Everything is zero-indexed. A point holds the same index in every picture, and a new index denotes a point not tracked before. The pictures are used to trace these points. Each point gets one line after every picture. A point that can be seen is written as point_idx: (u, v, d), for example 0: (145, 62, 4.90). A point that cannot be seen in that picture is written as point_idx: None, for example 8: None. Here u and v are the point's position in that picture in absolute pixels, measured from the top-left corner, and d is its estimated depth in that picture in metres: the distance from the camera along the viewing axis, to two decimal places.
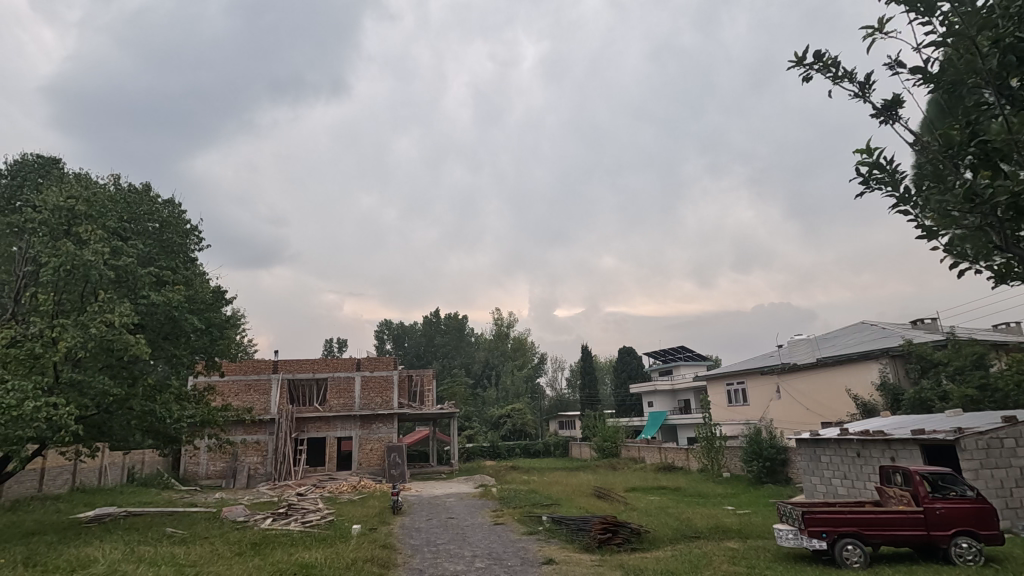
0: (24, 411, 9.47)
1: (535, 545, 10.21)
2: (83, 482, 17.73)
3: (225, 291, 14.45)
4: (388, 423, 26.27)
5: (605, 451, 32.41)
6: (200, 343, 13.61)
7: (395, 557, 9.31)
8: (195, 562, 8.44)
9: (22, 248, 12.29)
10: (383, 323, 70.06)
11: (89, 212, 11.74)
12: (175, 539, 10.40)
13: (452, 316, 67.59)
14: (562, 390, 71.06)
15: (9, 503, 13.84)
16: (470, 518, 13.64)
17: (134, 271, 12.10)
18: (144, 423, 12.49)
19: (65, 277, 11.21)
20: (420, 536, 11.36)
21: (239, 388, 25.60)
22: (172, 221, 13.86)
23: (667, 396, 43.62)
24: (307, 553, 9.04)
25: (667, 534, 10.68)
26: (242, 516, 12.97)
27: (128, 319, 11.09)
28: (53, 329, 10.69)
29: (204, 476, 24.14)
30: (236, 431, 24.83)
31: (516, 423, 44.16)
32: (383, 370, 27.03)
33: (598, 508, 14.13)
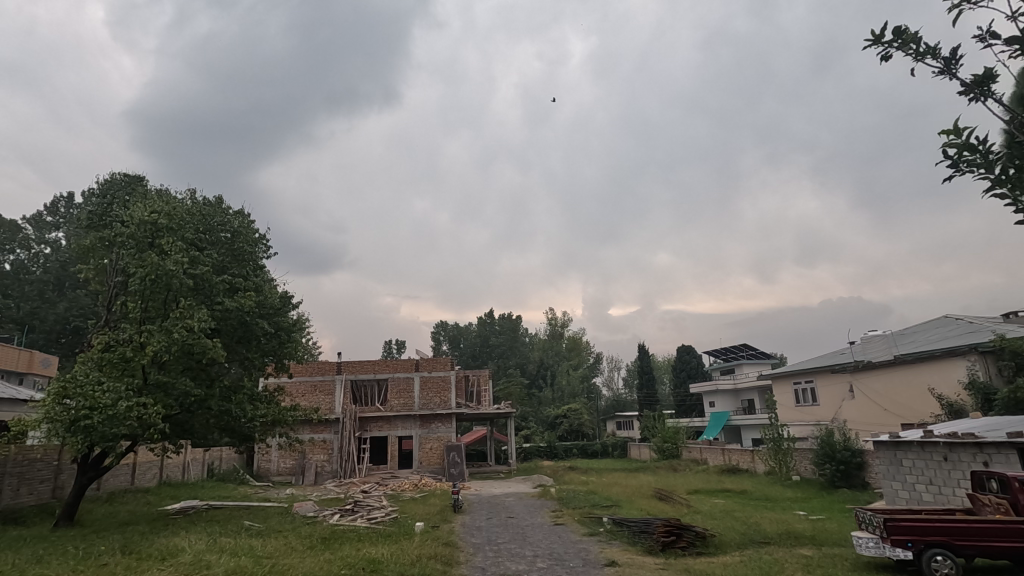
0: (118, 411, 10.35)
1: (597, 547, 10.10)
2: (169, 476, 19.04)
3: (292, 296, 14.97)
4: (446, 423, 26.76)
5: (664, 452, 31.70)
6: (270, 346, 14.22)
7: (457, 554, 9.46)
8: (271, 554, 8.91)
9: (112, 261, 13.35)
10: (439, 324, 71.45)
11: (170, 225, 12.64)
12: (252, 531, 11.00)
13: (506, 316, 68.03)
14: (619, 390, 70.10)
15: (106, 495, 15.03)
16: (530, 518, 13.66)
17: (209, 279, 12.83)
18: (221, 422, 13.27)
19: (150, 286, 12.11)
20: (481, 535, 11.46)
21: (306, 388, 26.76)
22: (243, 230, 14.45)
23: (729, 396, 42.15)
24: (373, 548, 9.31)
25: (734, 538, 10.31)
26: (311, 512, 13.53)
27: (205, 324, 11.80)
28: (141, 335, 11.58)
29: (275, 472, 25.36)
30: (304, 430, 25.93)
31: (573, 423, 43.92)
32: (440, 371, 27.51)
33: (660, 510, 13.81)
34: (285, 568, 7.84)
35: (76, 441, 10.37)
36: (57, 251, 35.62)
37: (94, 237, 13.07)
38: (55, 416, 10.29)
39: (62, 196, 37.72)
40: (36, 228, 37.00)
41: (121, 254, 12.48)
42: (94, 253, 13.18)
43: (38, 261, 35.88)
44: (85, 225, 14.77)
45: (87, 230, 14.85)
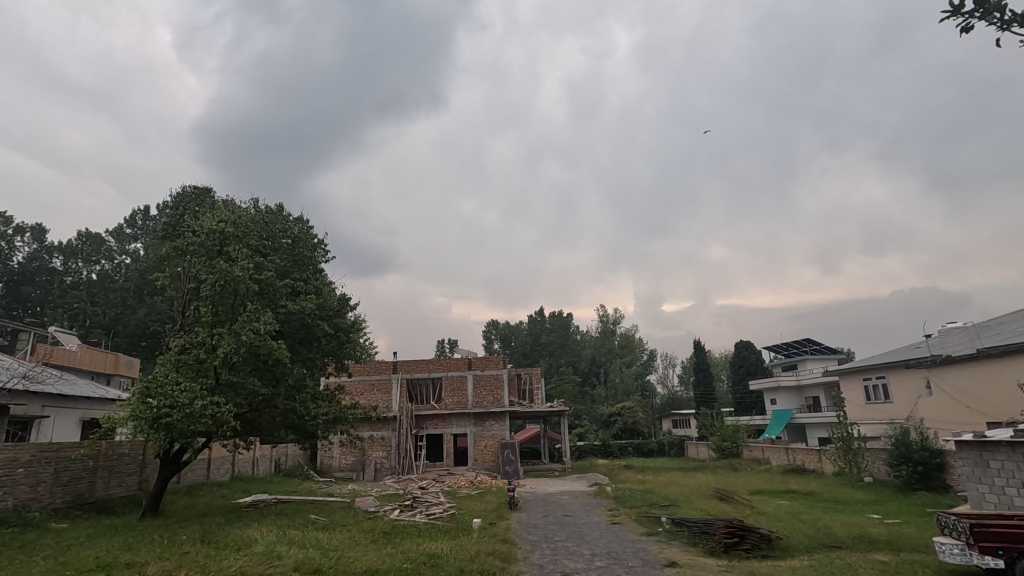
0: (194, 408, 11.03)
1: (656, 547, 9.93)
2: (241, 471, 20.12)
3: (349, 298, 15.45)
4: (500, 421, 27.00)
5: (724, 452, 30.78)
6: (330, 346, 14.77)
7: (516, 552, 9.52)
8: (337, 547, 9.27)
9: (185, 268, 14.18)
10: (490, 323, 72.10)
11: (236, 233, 13.33)
12: (318, 525, 11.46)
13: (557, 314, 67.84)
14: (674, 387, 68.61)
15: (186, 488, 16.07)
16: (587, 517, 13.55)
17: (273, 283, 13.44)
18: (287, 419, 13.88)
19: (220, 291, 12.81)
20: (538, 533, 11.47)
21: (364, 387, 27.61)
22: (302, 236, 15.03)
23: (793, 393, 40.41)
24: (433, 544, 9.51)
25: (802, 541, 9.89)
26: (373, 507, 13.96)
27: (270, 326, 12.39)
28: (213, 337, 12.29)
29: (338, 468, 26.33)
30: (364, 428, 26.79)
31: (627, 421, 43.32)
32: (493, 369, 27.77)
33: (721, 511, 13.38)
34: (351, 561, 8.12)
35: (158, 437, 11.13)
36: (136, 261, 38.30)
37: (169, 246, 13.94)
38: (139, 414, 11.07)
39: (139, 209, 40.50)
40: (117, 240, 39.94)
41: (193, 261, 13.27)
42: (169, 261, 14.05)
43: (121, 270, 38.72)
44: (161, 235, 15.77)
45: (163, 240, 15.84)
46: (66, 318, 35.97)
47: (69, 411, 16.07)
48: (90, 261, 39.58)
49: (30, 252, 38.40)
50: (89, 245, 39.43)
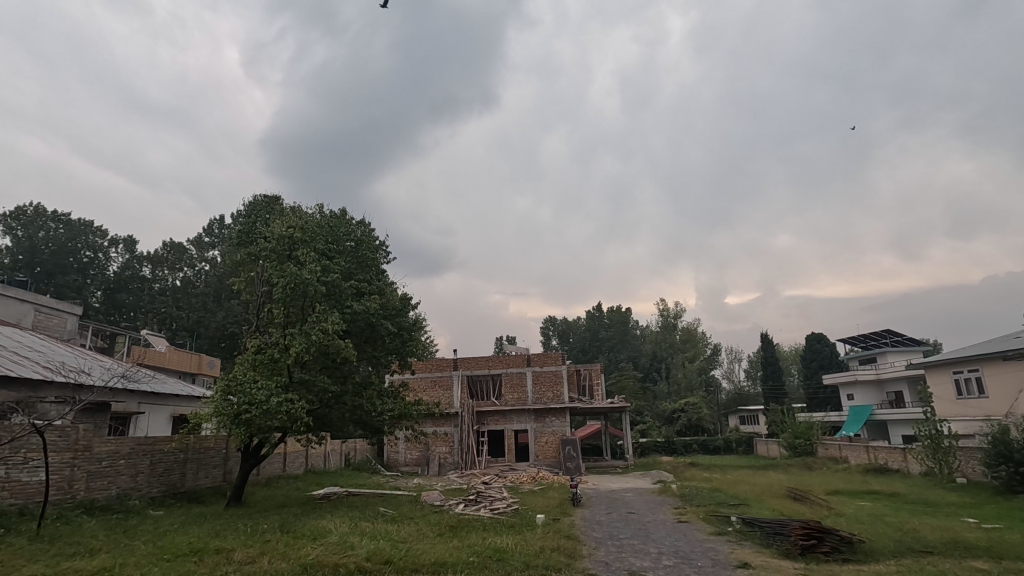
0: (270, 405, 11.66)
1: (726, 547, 9.62)
2: (314, 464, 21.11)
3: (410, 297, 15.84)
4: (560, 417, 26.95)
5: (796, 450, 29.36)
6: (393, 344, 15.21)
7: (580, 548, 9.49)
8: (406, 539, 9.54)
9: (258, 273, 14.98)
10: (548, 319, 72.00)
11: (304, 238, 13.95)
12: (387, 517, 11.86)
13: (616, 308, 66.85)
14: (740, 381, 66.12)
15: (265, 480, 17.04)
16: (652, 514, 13.30)
17: (339, 284, 13.97)
18: (355, 415, 14.42)
19: (291, 294, 13.45)
20: (602, 530, 11.37)
21: (426, 384, 28.29)
22: (365, 238, 15.51)
23: (872, 387, 38.01)
24: (498, 538, 9.62)
25: (887, 546, 9.26)
26: (438, 501, 14.28)
27: (338, 326, 12.92)
28: (285, 338, 12.93)
29: (403, 463, 27.14)
30: (427, 424, 27.46)
31: (691, 418, 42.16)
32: (552, 365, 27.70)
33: (796, 512, 12.75)
34: (419, 553, 8.34)
35: (239, 432, 11.84)
36: (214, 267, 40.87)
37: (244, 252, 14.76)
38: (222, 410, 11.83)
39: (215, 218, 43.15)
40: (197, 248, 42.75)
41: (266, 266, 14.02)
42: (244, 267, 14.89)
43: (201, 276, 41.49)
44: (235, 242, 16.70)
45: (238, 247, 16.78)
46: (155, 322, 38.90)
47: (160, 408, 17.36)
48: (174, 268, 42.61)
49: (122, 262, 41.81)
50: (172, 254, 42.43)
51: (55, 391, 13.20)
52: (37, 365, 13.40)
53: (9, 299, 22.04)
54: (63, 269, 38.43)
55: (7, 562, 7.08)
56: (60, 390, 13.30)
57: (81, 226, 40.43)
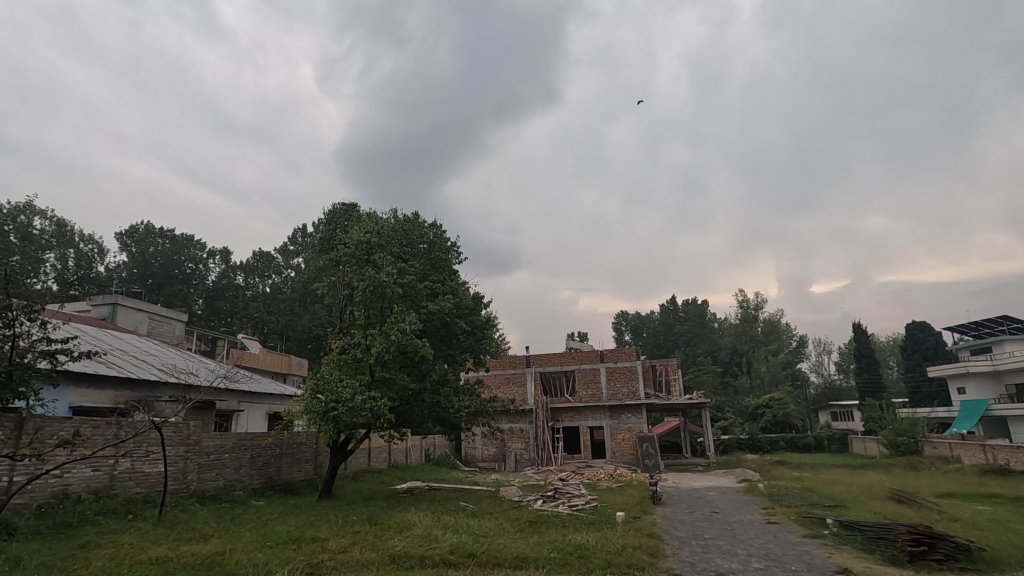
0: (355, 403, 12.25)
1: (822, 551, 9.05)
2: (396, 459, 21.99)
3: (483, 296, 16.11)
4: (637, 413, 26.46)
5: (899, 448, 27.10)
6: (468, 342, 15.53)
7: (663, 547, 9.27)
8: (487, 533, 9.73)
9: (339, 277, 15.74)
10: (620, 313, 70.80)
11: (380, 243, 14.56)
12: (468, 512, 12.13)
13: (691, 301, 64.62)
14: (831, 375, 61.92)
15: (352, 474, 17.96)
16: (737, 515, 12.73)
17: (415, 285, 14.45)
18: (434, 412, 14.86)
19: (371, 296, 14.06)
20: (686, 529, 11.02)
21: (501, 380, 28.66)
22: (437, 240, 15.92)
23: (986, 380, 34.45)
24: (578, 535, 9.57)
25: (1012, 555, 8.35)
26: (517, 497, 14.43)
27: (415, 326, 13.37)
28: (367, 338, 13.53)
29: (481, 459, 27.68)
30: (503, 420, 27.83)
31: (777, 414, 40.02)
32: (626, 361, 27.19)
33: (901, 515, 11.75)
34: (501, 548, 8.45)
35: (328, 428, 12.53)
36: (299, 274, 43.47)
37: (326, 259, 15.59)
38: (312, 408, 12.57)
39: (298, 228, 45.86)
40: (283, 256, 45.63)
41: (346, 271, 14.76)
42: (327, 272, 15.72)
43: (288, 282, 44.28)
44: (318, 250, 17.67)
45: (320, 254, 17.73)
46: (250, 326, 41.96)
47: (258, 406, 18.74)
48: (264, 276, 45.77)
49: (220, 272, 45.44)
50: (262, 263, 45.58)
51: (169, 391, 14.58)
52: (153, 367, 14.86)
53: (128, 308, 24.58)
54: (170, 280, 42.33)
55: (136, 544, 7.90)
56: (174, 390, 14.67)
57: (184, 240, 44.33)
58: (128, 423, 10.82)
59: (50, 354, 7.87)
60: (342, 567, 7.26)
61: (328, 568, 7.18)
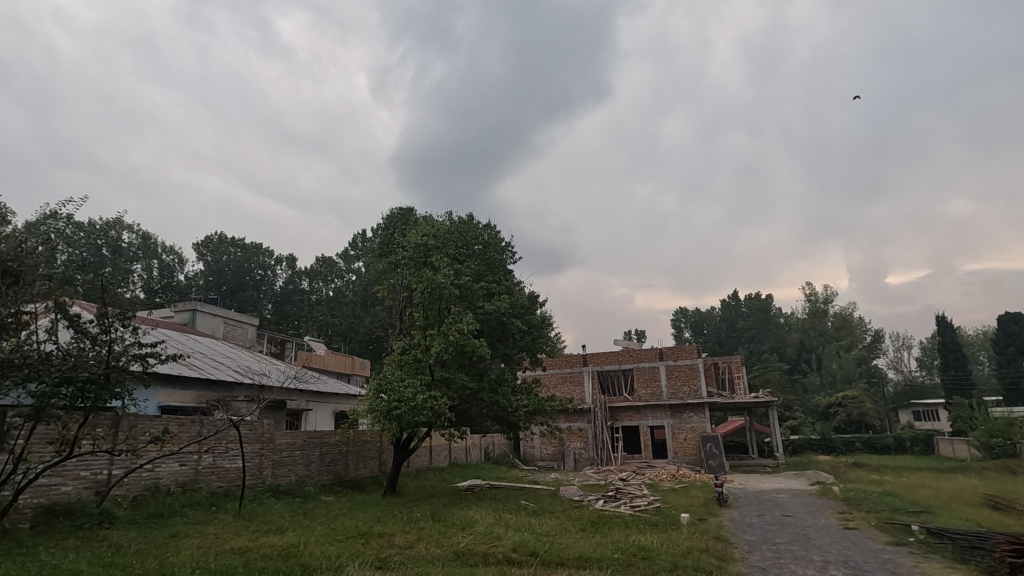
0: (416, 402, 12.56)
1: (908, 560, 8.47)
2: (457, 457, 22.38)
3: (538, 295, 16.16)
4: (699, 412, 25.72)
5: (993, 451, 24.98)
6: (524, 342, 15.59)
7: (732, 551, 8.94)
8: (548, 532, 9.74)
9: (398, 280, 16.15)
10: (679, 309, 68.98)
11: (437, 245, 14.87)
12: (529, 510, 12.19)
13: (754, 296, 62.05)
14: (912, 372, 57.87)
15: (415, 471, 18.42)
16: (811, 519, 12.13)
17: (471, 286, 14.64)
18: (492, 411, 15.00)
19: (429, 298, 14.35)
20: (755, 533, 10.60)
21: (558, 379, 28.58)
22: (492, 241, 16.05)
23: None
24: (642, 536, 9.41)
25: None
26: (577, 496, 14.35)
27: (472, 326, 13.57)
28: (426, 339, 13.82)
29: (540, 457, 27.76)
30: (561, 419, 27.75)
31: (851, 413, 37.81)
32: (686, 359, 26.50)
33: (998, 523, 10.83)
34: (563, 547, 8.43)
35: (392, 427, 12.90)
36: (360, 277, 45.00)
37: (385, 262, 16.05)
38: (376, 406, 12.98)
39: (358, 233, 47.44)
40: (344, 261, 47.35)
41: (405, 273, 15.13)
42: (386, 275, 16.19)
43: (349, 286, 45.92)
44: (376, 254, 18.18)
45: (379, 258, 18.24)
46: (315, 329, 43.82)
47: (325, 405, 19.57)
48: (327, 280, 47.70)
49: (287, 277, 47.73)
50: (325, 268, 47.54)
51: (245, 391, 15.47)
52: (230, 369, 15.81)
53: (206, 314, 26.26)
54: (242, 286, 44.89)
55: (219, 535, 8.42)
56: (249, 390, 15.56)
57: (254, 248, 46.86)
58: (210, 420, 11.50)
59: (141, 356, 8.50)
60: (409, 563, 7.44)
61: (395, 563, 7.39)
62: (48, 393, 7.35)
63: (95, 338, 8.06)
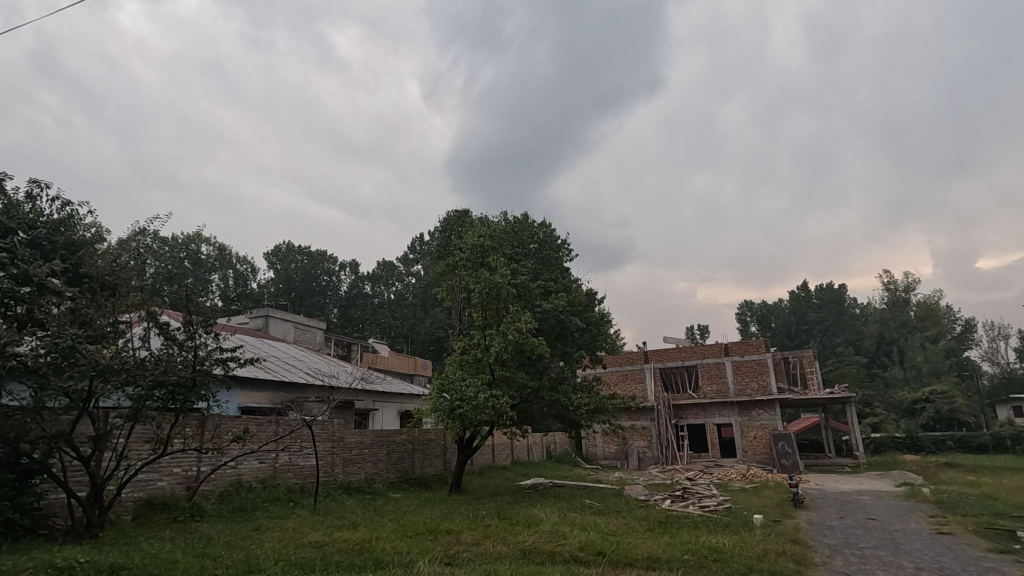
0: (478, 401, 12.72)
1: (1015, 570, 7.76)
2: (519, 456, 22.49)
3: (596, 292, 16.01)
4: (769, 410, 24.64)
5: None
6: (583, 340, 15.46)
7: (812, 555, 8.50)
8: (615, 532, 9.61)
9: (456, 281, 16.38)
10: (743, 303, 66.42)
11: (493, 246, 15.01)
12: (594, 509, 12.08)
13: (826, 286, 58.72)
14: (1010, 364, 53.02)
15: (478, 469, 18.68)
16: (899, 522, 11.35)
17: (528, 285, 14.68)
18: (554, 410, 14.95)
19: (487, 298, 14.49)
20: (836, 536, 10.02)
21: (619, 377, 28.15)
22: (548, 239, 16.01)
23: None
24: (713, 537, 9.11)
25: None
26: (643, 496, 14.09)
27: (531, 325, 13.57)
28: (485, 339, 13.97)
29: (602, 456, 27.47)
30: (623, 417, 27.33)
31: (941, 409, 35.06)
32: (754, 354, 25.46)
33: None
34: (630, 547, 8.29)
35: (455, 426, 13.11)
36: (419, 280, 46.09)
37: (443, 264, 16.32)
38: (439, 406, 13.25)
39: (415, 237, 48.60)
40: (404, 264, 48.66)
41: (463, 274, 15.34)
42: (445, 277, 16.45)
43: (409, 289, 47.11)
44: (435, 256, 18.52)
45: (437, 260, 18.56)
46: (379, 331, 45.27)
47: (391, 405, 20.17)
48: (388, 284, 49.22)
49: (351, 282, 49.58)
50: (386, 272, 49.09)
51: (316, 392, 16.20)
52: (302, 371, 16.61)
53: (278, 319, 27.72)
54: (310, 292, 47.03)
55: (298, 529, 8.86)
56: (319, 391, 16.29)
57: (319, 255, 49.04)
58: (285, 420, 12.09)
59: (223, 361, 9.08)
60: (477, 560, 7.55)
61: (464, 559, 7.52)
62: (144, 395, 8.02)
63: (182, 344, 8.63)
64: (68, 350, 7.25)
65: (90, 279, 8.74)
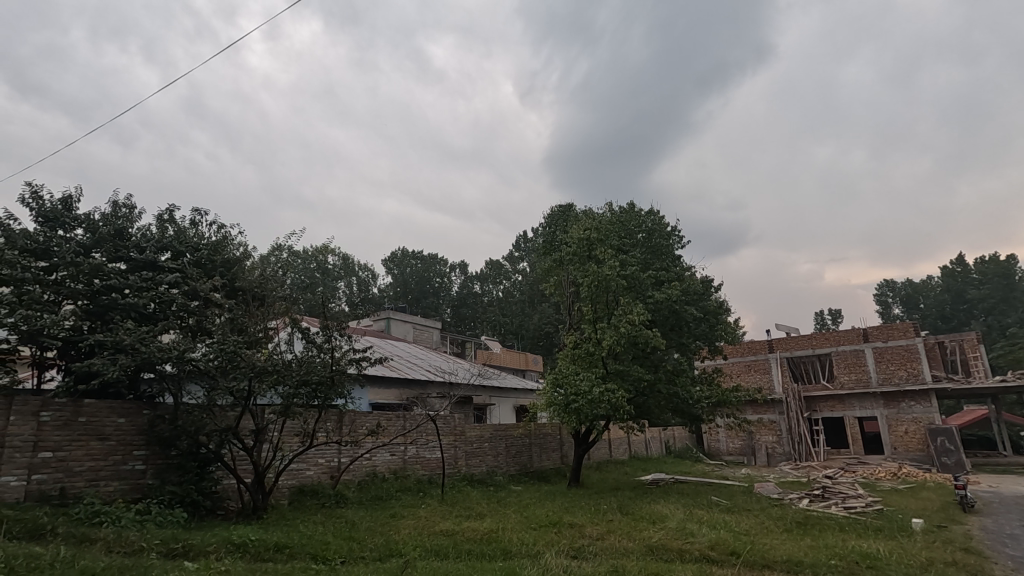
0: (593, 395, 12.63)
1: None
2: (637, 450, 22.02)
3: (711, 279, 15.26)
4: (923, 401, 21.90)
5: None
6: (700, 330, 14.78)
7: (991, 567, 7.42)
8: (748, 531, 9.07)
9: (564, 276, 16.35)
10: (883, 282, 59.52)
11: (600, 238, 14.81)
12: (722, 507, 11.50)
13: (989, 259, 50.64)
14: None
15: (596, 464, 18.57)
16: None
17: (639, 276, 14.32)
18: (672, 403, 14.47)
19: (597, 291, 14.30)
20: (1021, 547, 8.64)
21: (741, 368, 26.52)
22: (656, 227, 15.49)
23: None
24: (865, 542, 8.25)
25: None
26: (776, 494, 13.17)
27: (644, 317, 13.18)
28: (597, 332, 13.84)
29: (726, 451, 26.12)
30: (748, 411, 25.74)
31: None
32: (900, 339, 22.73)
33: None
34: (767, 548, 7.78)
35: (571, 420, 13.11)
36: (526, 278, 46.83)
37: (550, 260, 16.37)
38: (554, 401, 13.31)
39: (520, 235, 49.35)
40: (510, 263, 49.64)
41: (571, 268, 15.30)
42: (553, 272, 16.52)
43: (517, 286, 48.00)
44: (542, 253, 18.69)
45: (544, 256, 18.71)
46: (490, 328, 46.60)
47: (506, 399, 20.69)
48: (497, 282, 50.47)
49: (461, 283, 51.54)
50: (493, 270, 50.48)
51: (437, 388, 17.08)
52: (423, 369, 17.59)
53: (398, 321, 29.59)
54: (425, 294, 49.59)
55: (429, 517, 9.39)
56: (440, 387, 17.17)
57: (431, 258, 51.54)
58: (411, 416, 12.83)
59: (356, 360, 9.85)
60: (603, 554, 7.52)
61: (589, 553, 7.53)
62: (292, 393, 8.97)
63: (321, 346, 9.47)
64: (231, 354, 8.24)
65: (244, 291, 9.94)
